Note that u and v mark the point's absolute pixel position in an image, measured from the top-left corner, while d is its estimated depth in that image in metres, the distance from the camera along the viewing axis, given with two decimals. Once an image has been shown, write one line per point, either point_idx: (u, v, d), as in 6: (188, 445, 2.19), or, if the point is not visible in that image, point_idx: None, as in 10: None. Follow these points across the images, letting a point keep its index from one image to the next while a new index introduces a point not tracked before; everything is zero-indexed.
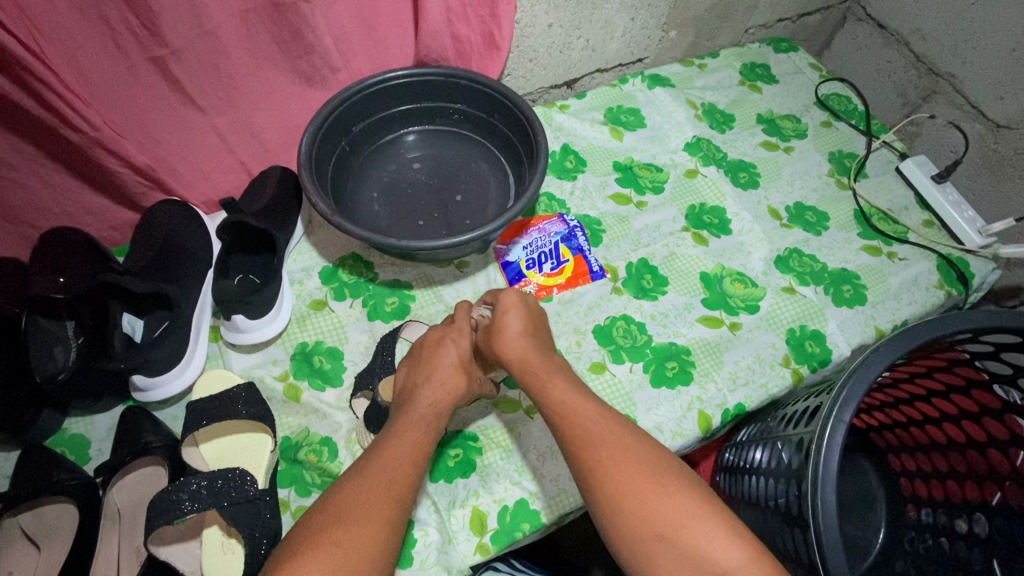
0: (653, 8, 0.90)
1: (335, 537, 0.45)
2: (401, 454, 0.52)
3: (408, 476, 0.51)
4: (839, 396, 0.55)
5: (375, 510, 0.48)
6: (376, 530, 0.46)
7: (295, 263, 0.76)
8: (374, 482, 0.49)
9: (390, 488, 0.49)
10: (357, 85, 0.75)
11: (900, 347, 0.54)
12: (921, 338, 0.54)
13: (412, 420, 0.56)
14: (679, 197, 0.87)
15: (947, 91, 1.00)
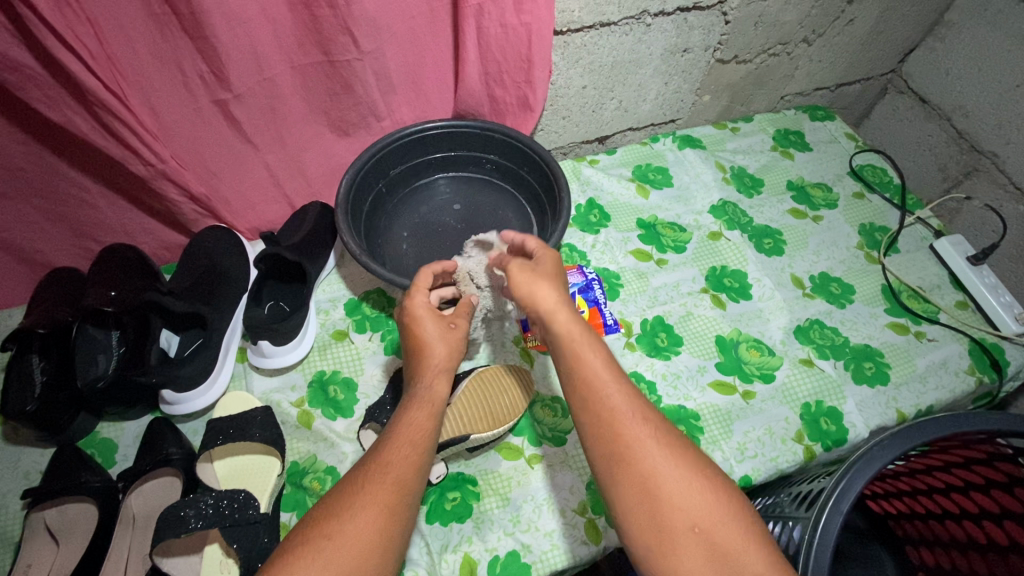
0: (687, 75, 0.93)
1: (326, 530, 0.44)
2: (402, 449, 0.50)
3: (409, 464, 0.49)
4: (838, 485, 0.55)
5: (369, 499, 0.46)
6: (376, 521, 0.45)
7: (323, 294, 0.80)
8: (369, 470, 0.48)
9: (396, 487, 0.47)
10: (398, 134, 0.80)
11: (906, 442, 0.55)
12: (928, 435, 0.55)
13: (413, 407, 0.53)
14: (700, 258, 0.88)
15: (989, 170, 0.98)
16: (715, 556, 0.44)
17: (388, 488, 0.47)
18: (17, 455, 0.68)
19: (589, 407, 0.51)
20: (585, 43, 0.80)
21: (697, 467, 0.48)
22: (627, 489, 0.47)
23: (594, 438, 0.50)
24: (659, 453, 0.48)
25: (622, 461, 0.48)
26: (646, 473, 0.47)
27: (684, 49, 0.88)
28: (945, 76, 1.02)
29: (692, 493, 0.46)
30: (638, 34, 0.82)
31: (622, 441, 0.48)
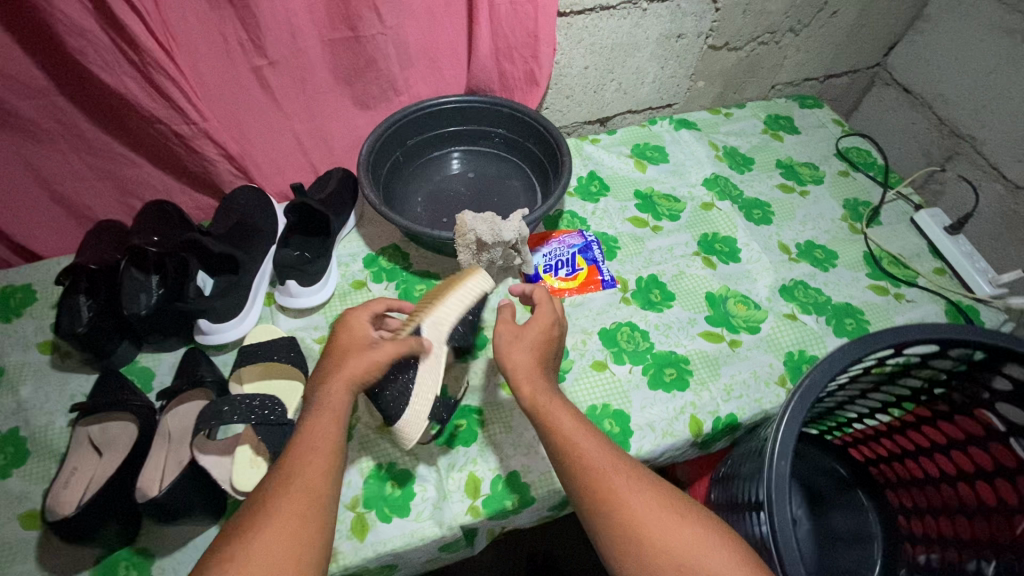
0: (681, 60, 1.01)
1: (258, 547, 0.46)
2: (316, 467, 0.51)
3: (326, 483, 0.51)
4: (793, 401, 0.58)
5: (295, 517, 0.48)
6: (301, 536, 0.47)
7: (344, 249, 0.87)
8: (294, 492, 0.49)
9: (310, 496, 0.49)
10: (415, 105, 0.88)
11: (866, 346, 0.58)
12: (889, 341, 0.58)
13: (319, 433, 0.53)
14: (693, 225, 0.94)
15: (968, 152, 1.04)
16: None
17: (304, 501, 0.49)
18: (66, 381, 0.75)
19: (560, 454, 0.57)
20: (586, 25, 0.88)
21: (678, 504, 0.54)
22: (608, 528, 0.52)
23: (573, 485, 0.55)
24: (640, 495, 0.53)
25: (601, 501, 0.53)
26: (623, 510, 0.52)
27: (678, 35, 0.96)
28: (925, 66, 1.09)
29: (672, 530, 0.51)
30: (635, 18, 0.90)
31: (599, 485, 0.54)
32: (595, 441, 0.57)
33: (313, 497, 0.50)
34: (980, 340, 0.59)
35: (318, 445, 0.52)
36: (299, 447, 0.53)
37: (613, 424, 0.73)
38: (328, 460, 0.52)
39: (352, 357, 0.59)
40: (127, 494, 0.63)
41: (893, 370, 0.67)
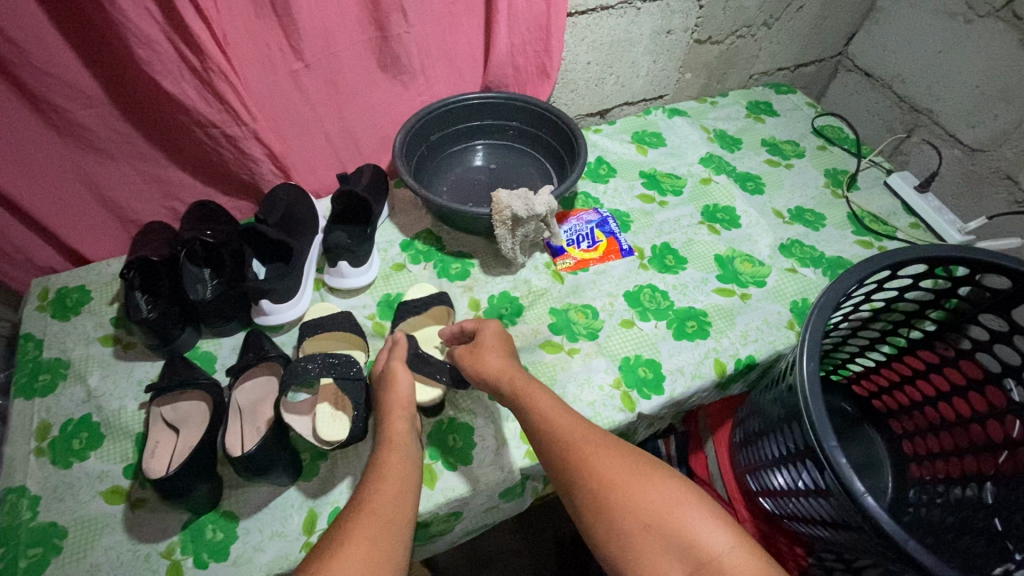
0: (671, 54, 1.12)
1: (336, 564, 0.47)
2: (388, 495, 0.54)
3: (399, 507, 0.54)
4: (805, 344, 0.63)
5: (371, 535, 0.50)
6: (382, 553, 0.48)
7: (381, 237, 0.94)
8: (368, 515, 0.52)
9: (387, 522, 0.51)
10: (439, 103, 0.96)
11: (863, 271, 0.66)
12: (881, 264, 0.66)
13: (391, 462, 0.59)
14: (695, 198, 1.04)
15: (927, 124, 1.17)
16: (667, 537, 0.51)
17: (374, 521, 0.51)
18: (132, 370, 0.79)
19: (546, 436, 0.60)
20: (589, 24, 0.98)
21: (650, 467, 0.57)
22: (586, 504, 0.55)
23: (555, 472, 0.59)
24: (607, 464, 0.56)
25: (579, 478, 0.56)
26: (596, 483, 0.55)
27: (668, 31, 1.06)
28: (883, 51, 1.23)
29: (637, 490, 0.54)
30: (630, 16, 1.00)
31: (575, 466, 0.57)
32: (571, 420, 0.61)
33: (397, 516, 0.53)
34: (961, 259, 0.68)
35: (390, 474, 0.57)
36: (372, 476, 0.57)
37: (647, 371, 0.81)
38: (400, 485, 0.56)
39: (400, 398, 0.65)
40: (213, 461, 0.68)
41: (886, 300, 0.80)
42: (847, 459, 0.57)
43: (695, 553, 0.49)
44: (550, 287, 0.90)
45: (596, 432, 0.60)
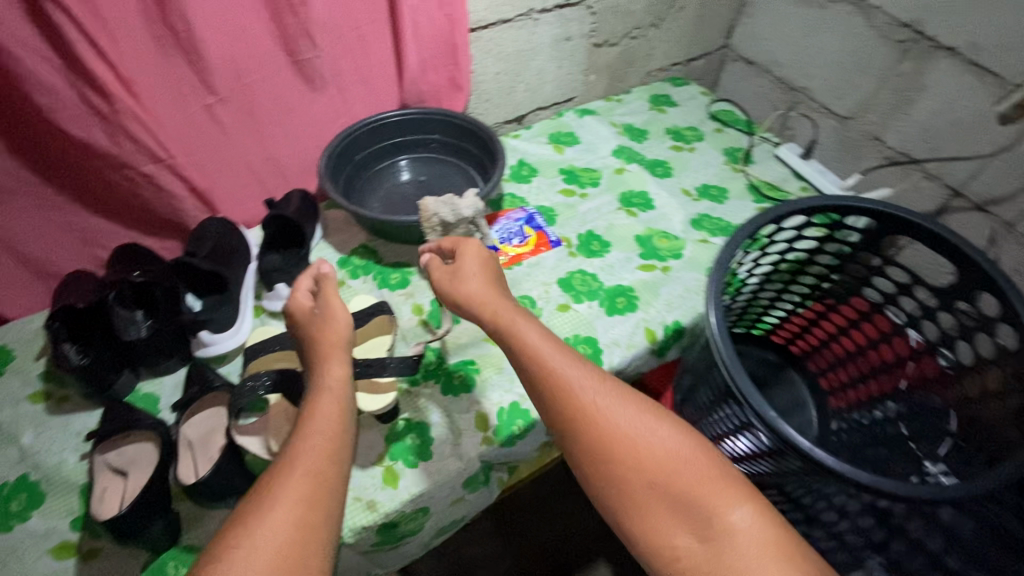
0: (573, 58, 1.21)
1: (265, 531, 0.47)
2: (319, 447, 0.54)
3: (331, 461, 0.54)
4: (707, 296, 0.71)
5: (299, 491, 0.50)
6: (306, 510, 0.49)
7: (317, 257, 0.96)
8: (298, 474, 0.51)
9: (315, 475, 0.52)
10: (359, 123, 1.00)
11: (749, 228, 0.74)
12: (761, 221, 0.75)
13: (320, 409, 0.58)
14: (612, 187, 1.12)
15: (804, 100, 1.32)
16: (682, 510, 0.52)
17: (305, 480, 0.51)
18: (69, 422, 0.77)
19: (558, 394, 0.59)
20: (491, 37, 1.05)
21: (666, 422, 0.57)
22: (595, 467, 0.56)
23: (562, 430, 0.58)
24: (625, 421, 0.57)
25: (592, 437, 0.56)
26: (609, 442, 0.55)
27: (566, 37, 1.15)
28: (758, 41, 1.37)
29: (654, 451, 0.55)
30: (529, 27, 1.08)
31: (587, 425, 0.57)
32: (589, 374, 0.60)
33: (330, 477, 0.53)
34: (830, 207, 0.78)
35: (324, 430, 0.55)
36: (299, 434, 0.56)
37: (586, 348, 0.87)
38: (335, 447, 0.55)
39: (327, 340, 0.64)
40: (167, 497, 0.67)
41: (784, 257, 0.88)
42: (761, 396, 0.64)
43: (720, 537, 0.50)
44: None
45: (617, 387, 0.60)
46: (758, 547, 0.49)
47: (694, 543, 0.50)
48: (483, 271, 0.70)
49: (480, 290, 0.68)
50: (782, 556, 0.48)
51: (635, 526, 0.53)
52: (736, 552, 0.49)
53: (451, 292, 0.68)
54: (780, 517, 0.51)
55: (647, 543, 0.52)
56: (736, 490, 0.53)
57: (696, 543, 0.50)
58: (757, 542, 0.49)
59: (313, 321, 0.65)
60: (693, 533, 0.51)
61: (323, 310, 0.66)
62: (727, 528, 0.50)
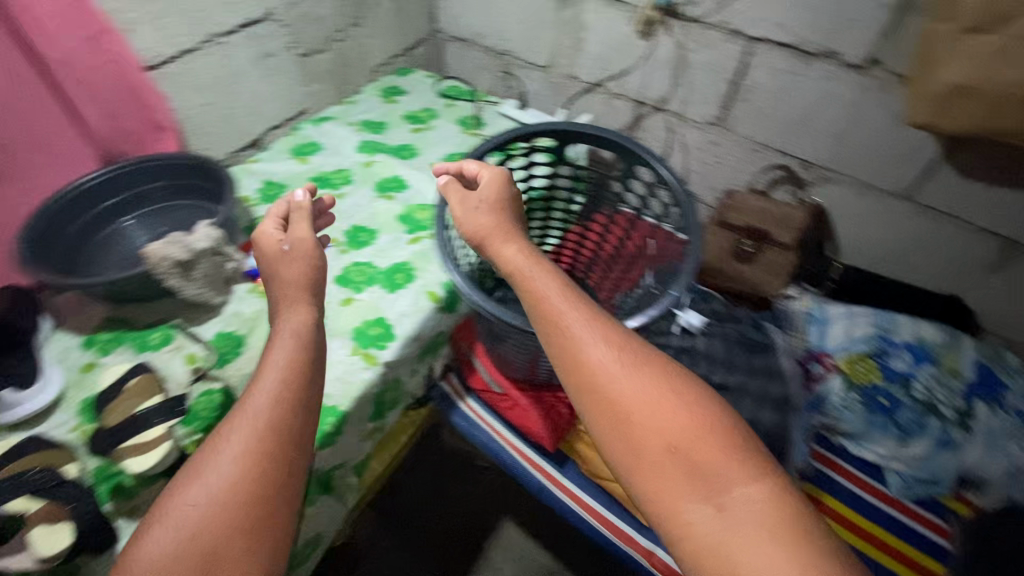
0: (285, 73, 1.22)
1: (213, 472, 0.55)
2: (275, 406, 0.60)
3: (286, 418, 0.60)
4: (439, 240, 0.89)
5: (249, 445, 0.56)
6: (254, 462, 0.56)
7: (54, 349, 0.86)
8: (251, 424, 0.58)
9: (265, 424, 0.58)
10: (53, 193, 0.89)
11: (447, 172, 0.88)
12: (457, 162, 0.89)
13: (272, 360, 0.64)
14: (366, 180, 1.17)
15: (512, 60, 1.50)
16: (688, 469, 0.52)
17: (254, 435, 0.57)
18: None
19: (571, 353, 0.60)
20: (180, 70, 1.02)
21: (681, 381, 0.58)
22: (612, 433, 0.56)
23: (574, 383, 0.60)
24: (641, 386, 0.57)
25: (605, 397, 0.57)
26: (623, 404, 0.56)
27: (267, 54, 1.16)
28: (457, 20, 1.52)
29: (667, 420, 0.54)
30: (218, 52, 1.06)
31: (601, 378, 0.58)
32: (596, 327, 0.62)
33: (295, 409, 0.61)
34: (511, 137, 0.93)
35: (282, 387, 0.62)
36: (261, 372, 0.63)
37: (377, 329, 0.91)
38: (292, 401, 0.61)
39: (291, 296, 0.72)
40: None
41: (524, 196, 1.06)
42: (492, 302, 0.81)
43: (724, 504, 0.49)
44: (264, 306, 0.94)
45: (636, 350, 0.60)
46: (767, 516, 0.48)
47: (708, 512, 0.49)
48: (483, 220, 0.77)
49: (496, 236, 0.75)
50: (792, 533, 0.46)
51: (648, 499, 0.53)
52: (747, 518, 0.48)
53: (477, 230, 0.77)
54: (795, 493, 0.50)
55: (664, 519, 0.51)
56: (749, 465, 0.52)
57: (710, 510, 0.49)
58: (764, 515, 0.48)
59: (287, 268, 0.75)
60: (698, 493, 0.50)
61: (292, 247, 0.77)
62: (733, 498, 0.49)
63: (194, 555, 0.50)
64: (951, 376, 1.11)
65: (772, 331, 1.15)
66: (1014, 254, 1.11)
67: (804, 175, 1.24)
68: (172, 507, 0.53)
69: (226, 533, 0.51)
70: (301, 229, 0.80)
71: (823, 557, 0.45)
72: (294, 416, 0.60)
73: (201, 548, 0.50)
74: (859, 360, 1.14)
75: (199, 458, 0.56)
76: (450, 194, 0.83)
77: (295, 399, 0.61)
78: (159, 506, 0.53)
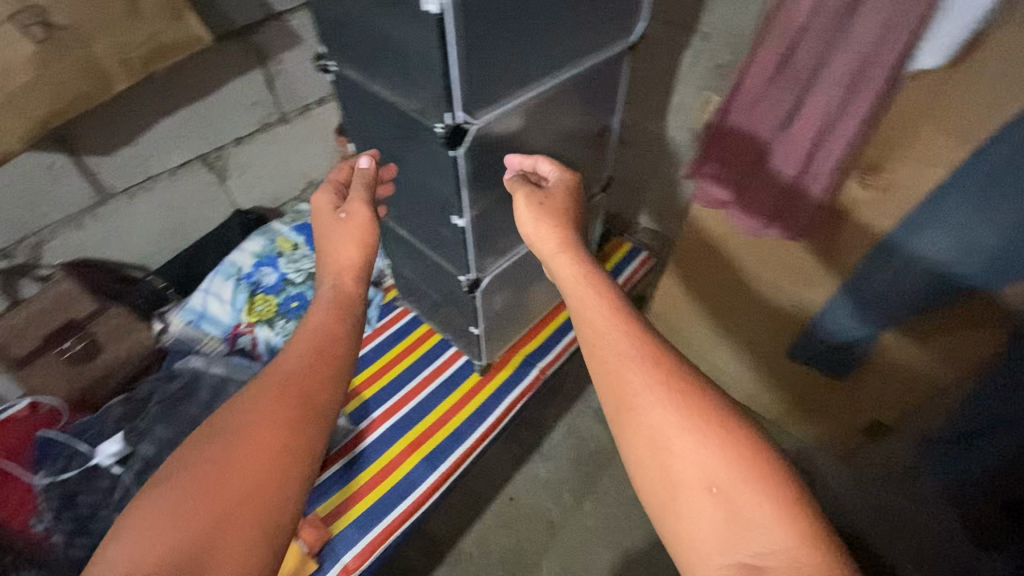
0: None
1: (204, 462, 0.56)
2: (313, 388, 0.64)
3: (314, 425, 0.62)
4: None
5: (257, 471, 0.56)
6: (251, 475, 0.55)
7: None
8: (268, 417, 0.60)
9: (281, 452, 0.58)
10: None
11: None
12: None
13: (287, 373, 0.65)
14: None
15: None
16: (707, 495, 0.53)
17: (263, 458, 0.57)
18: None
19: (614, 364, 0.63)
20: None
21: (712, 402, 0.58)
22: (646, 462, 0.57)
23: (614, 409, 0.61)
24: (672, 419, 0.57)
25: (635, 424, 0.59)
26: (655, 435, 0.57)
27: None
28: None
29: (698, 458, 0.55)
30: None
31: (632, 402, 0.60)
32: (628, 345, 0.63)
33: (308, 402, 0.63)
34: None
35: (304, 382, 0.64)
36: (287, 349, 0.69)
37: None
38: (316, 420, 0.62)
39: (350, 240, 0.79)
40: None
41: None
42: None
43: (739, 529, 0.51)
44: None
45: (674, 369, 0.60)
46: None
47: (733, 562, 0.50)
48: (534, 226, 0.80)
49: (557, 249, 0.77)
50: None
51: (676, 530, 0.54)
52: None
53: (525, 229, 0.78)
54: (844, 551, 0.50)
55: (686, 549, 0.53)
56: (794, 515, 0.51)
57: (738, 558, 0.50)
58: (804, 573, 0.48)
59: (346, 227, 0.79)
60: (723, 522, 0.52)
61: (349, 215, 0.80)
62: (763, 543, 0.50)
63: (171, 545, 0.50)
64: (294, 249, 1.31)
65: (189, 365, 1.11)
66: (220, 162, 1.28)
67: (16, 259, 1.06)
68: (214, 450, 0.56)
69: (220, 514, 0.52)
70: (360, 195, 0.82)
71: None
72: (299, 411, 0.61)
73: (193, 523, 0.51)
74: (255, 305, 1.23)
75: (213, 424, 0.60)
76: (515, 192, 0.85)
77: (277, 412, 0.60)
78: (202, 442, 0.57)
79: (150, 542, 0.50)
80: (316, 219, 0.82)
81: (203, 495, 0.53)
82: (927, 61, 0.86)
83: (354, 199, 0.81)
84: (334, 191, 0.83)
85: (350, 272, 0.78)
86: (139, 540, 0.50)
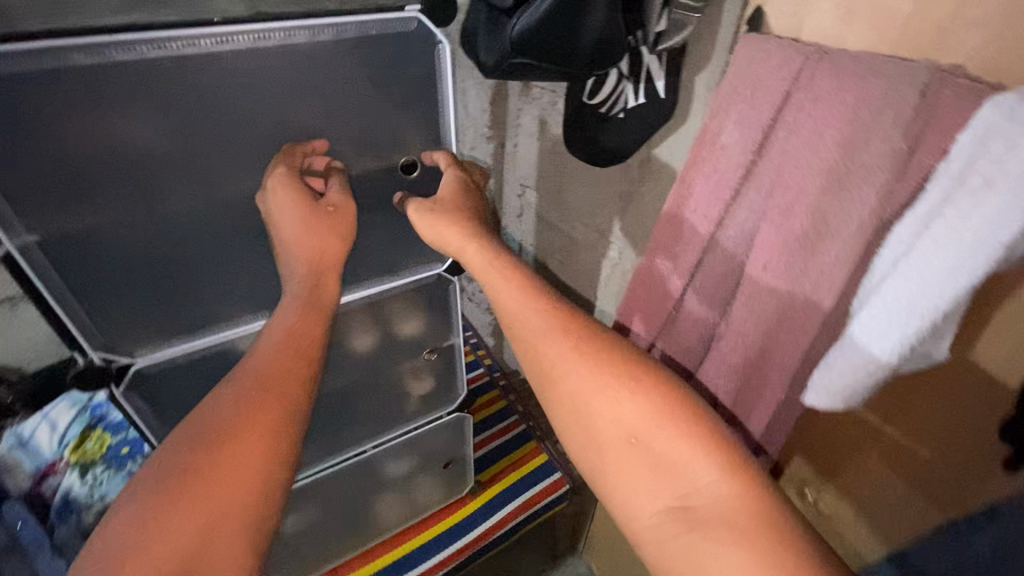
0: None
1: (210, 450, 0.49)
2: (292, 356, 0.56)
3: (300, 388, 0.55)
4: None
5: (257, 444, 0.50)
6: (252, 457, 0.49)
7: None
8: (264, 393, 0.53)
9: (280, 421, 0.52)
10: None
11: None
12: None
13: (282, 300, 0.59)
14: None
15: None
16: (629, 445, 0.50)
17: (261, 429, 0.51)
18: None
19: (527, 338, 0.56)
20: None
21: (625, 362, 0.53)
22: (572, 428, 0.54)
23: (534, 373, 0.56)
24: (587, 380, 0.53)
25: (560, 391, 0.54)
26: (573, 400, 0.53)
27: None
28: None
29: (615, 412, 0.51)
30: None
31: (548, 372, 0.54)
32: (546, 315, 0.56)
33: (294, 375, 0.55)
34: None
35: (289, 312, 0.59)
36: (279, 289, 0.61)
37: None
38: (304, 384, 0.55)
39: (326, 231, 0.60)
40: None
41: None
42: None
43: (666, 474, 0.48)
44: None
45: (586, 336, 0.55)
46: (733, 511, 0.44)
47: (670, 508, 0.47)
48: (433, 223, 0.63)
49: (461, 240, 0.61)
50: (756, 522, 0.43)
51: (611, 487, 0.51)
52: (710, 515, 0.45)
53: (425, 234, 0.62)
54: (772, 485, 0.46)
55: (619, 500, 0.50)
56: (720, 451, 0.47)
57: (672, 503, 0.47)
58: (726, 506, 0.45)
59: (314, 222, 0.59)
60: (651, 469, 0.49)
61: (333, 206, 0.61)
62: (687, 480, 0.47)
63: (165, 557, 0.44)
64: None
65: None
66: None
67: None
68: (211, 434, 0.50)
69: (215, 517, 0.47)
70: (340, 182, 0.63)
71: (786, 550, 0.41)
72: (291, 377, 0.55)
73: (185, 525, 0.45)
74: (83, 442, 1.10)
75: (206, 404, 0.53)
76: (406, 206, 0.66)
77: (271, 362, 0.55)
78: (194, 437, 0.50)
79: (139, 551, 0.44)
80: (274, 207, 0.58)
81: (195, 498, 0.46)
82: (816, 400, 0.53)
83: (332, 190, 0.62)
84: (293, 172, 0.59)
85: (331, 271, 0.61)
86: (125, 547, 0.44)
